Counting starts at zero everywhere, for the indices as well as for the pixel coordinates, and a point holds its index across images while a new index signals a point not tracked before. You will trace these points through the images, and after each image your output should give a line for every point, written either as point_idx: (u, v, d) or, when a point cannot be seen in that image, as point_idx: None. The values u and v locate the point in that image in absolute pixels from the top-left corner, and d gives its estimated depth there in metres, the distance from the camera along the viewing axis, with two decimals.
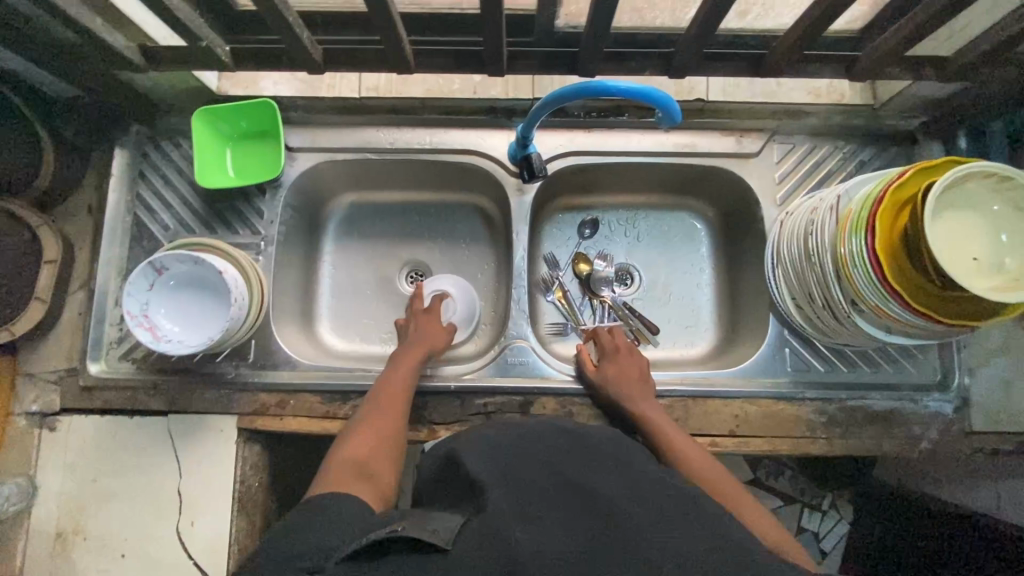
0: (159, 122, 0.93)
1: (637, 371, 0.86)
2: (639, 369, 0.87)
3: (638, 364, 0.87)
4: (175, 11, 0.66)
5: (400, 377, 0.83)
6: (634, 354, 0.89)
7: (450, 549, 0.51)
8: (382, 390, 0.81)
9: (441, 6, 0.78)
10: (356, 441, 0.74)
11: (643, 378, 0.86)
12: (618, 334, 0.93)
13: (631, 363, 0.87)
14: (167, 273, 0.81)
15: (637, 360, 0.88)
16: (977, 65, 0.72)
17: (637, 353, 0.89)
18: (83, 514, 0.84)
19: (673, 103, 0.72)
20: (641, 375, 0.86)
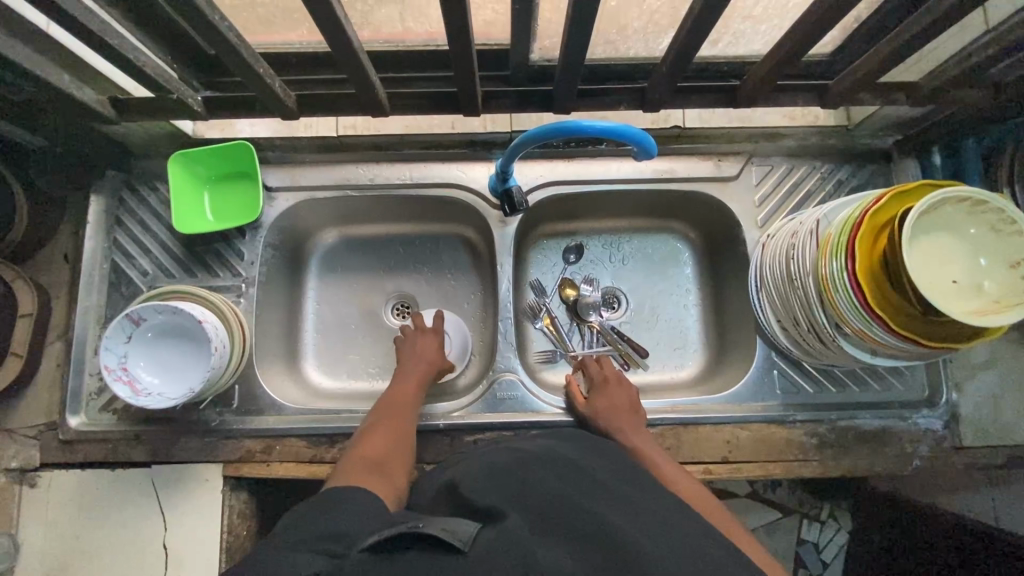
0: (135, 167, 0.91)
1: (626, 400, 0.86)
2: (627, 398, 0.87)
3: (627, 395, 0.87)
4: (143, 66, 0.66)
5: (410, 392, 0.84)
6: (623, 382, 0.89)
7: (468, 551, 0.49)
8: (392, 404, 0.82)
9: (415, 44, 0.78)
10: (368, 448, 0.74)
11: (632, 407, 0.86)
12: (607, 363, 0.93)
13: (621, 393, 0.87)
14: (145, 324, 0.79)
15: (626, 390, 0.88)
16: (948, 87, 0.72)
17: (625, 383, 0.89)
18: (66, 572, 0.82)
19: (649, 138, 0.72)
20: (630, 405, 0.86)
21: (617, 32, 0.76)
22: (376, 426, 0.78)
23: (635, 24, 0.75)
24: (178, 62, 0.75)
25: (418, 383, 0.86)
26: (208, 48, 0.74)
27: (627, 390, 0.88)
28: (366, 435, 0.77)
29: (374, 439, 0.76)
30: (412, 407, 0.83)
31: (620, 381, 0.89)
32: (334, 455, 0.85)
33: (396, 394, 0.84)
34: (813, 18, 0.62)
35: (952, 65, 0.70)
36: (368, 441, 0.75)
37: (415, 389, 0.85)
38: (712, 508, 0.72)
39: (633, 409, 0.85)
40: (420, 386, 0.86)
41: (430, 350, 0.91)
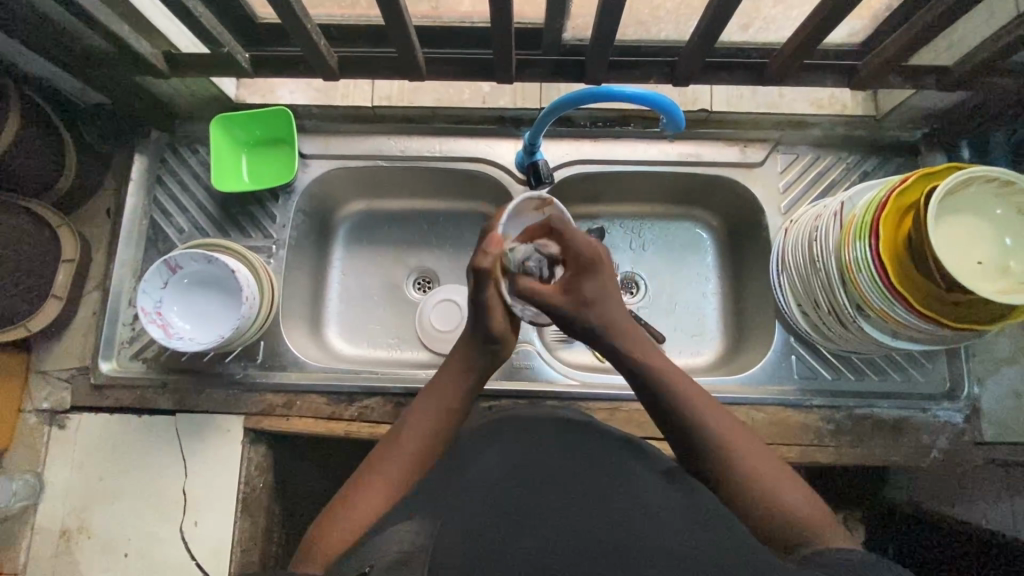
0: (178, 129, 0.96)
1: (598, 298, 0.64)
2: (595, 293, 0.64)
3: (592, 288, 0.63)
4: (201, 17, 0.71)
5: (440, 406, 0.66)
6: (600, 264, 0.63)
7: None
8: (415, 416, 0.66)
9: (452, 20, 0.82)
10: (373, 485, 0.61)
11: (610, 300, 0.65)
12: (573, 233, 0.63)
13: (576, 295, 0.63)
14: (181, 272, 0.84)
15: (584, 286, 0.63)
16: (975, 74, 0.74)
17: (599, 267, 0.64)
18: (88, 511, 0.85)
19: (678, 110, 0.77)
20: (592, 303, 0.63)
21: (648, 13, 0.80)
22: (393, 445, 0.64)
23: (667, 6, 0.79)
24: (230, 25, 0.80)
25: (453, 392, 0.67)
26: (275, 18, 0.80)
27: (610, 268, 0.65)
28: (376, 457, 0.64)
29: (384, 470, 0.62)
30: (439, 428, 0.65)
31: (601, 260, 0.63)
32: (352, 414, 0.87)
33: (423, 403, 0.66)
34: None
35: (979, 51, 0.71)
36: (375, 474, 0.62)
37: (446, 400, 0.66)
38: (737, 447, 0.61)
39: (615, 300, 0.65)
40: (457, 398, 0.67)
41: (494, 315, 0.65)
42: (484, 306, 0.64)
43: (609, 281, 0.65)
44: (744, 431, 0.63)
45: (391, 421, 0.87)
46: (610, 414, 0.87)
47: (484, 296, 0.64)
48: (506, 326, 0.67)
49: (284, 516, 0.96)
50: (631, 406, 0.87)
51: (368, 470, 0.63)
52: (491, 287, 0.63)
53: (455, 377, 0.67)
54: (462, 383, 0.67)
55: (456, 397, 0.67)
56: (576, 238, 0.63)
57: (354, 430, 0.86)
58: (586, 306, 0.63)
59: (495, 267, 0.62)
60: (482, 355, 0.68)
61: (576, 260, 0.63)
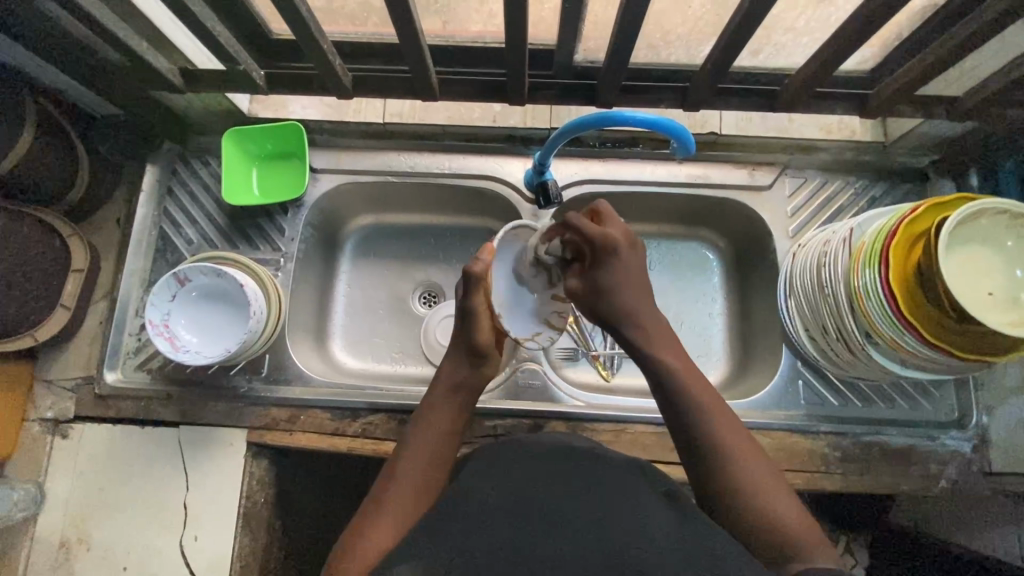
0: (191, 141, 0.96)
1: (620, 288, 0.70)
2: (611, 284, 0.70)
3: (608, 280, 0.69)
4: (218, 36, 0.72)
5: (437, 427, 0.70)
6: (618, 258, 0.69)
7: None
8: (413, 440, 0.69)
9: (465, 40, 0.82)
10: (383, 510, 0.62)
11: (637, 289, 0.71)
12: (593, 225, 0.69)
13: (593, 286, 0.70)
14: (189, 285, 0.85)
15: (599, 277, 0.69)
16: (987, 104, 0.74)
17: (616, 258, 0.69)
18: (88, 523, 0.85)
19: (688, 134, 0.77)
20: (607, 292, 0.69)
21: (660, 37, 0.80)
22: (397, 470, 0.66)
23: (679, 31, 0.78)
24: (245, 40, 0.80)
25: (445, 412, 0.72)
26: (289, 34, 0.80)
27: (631, 258, 0.71)
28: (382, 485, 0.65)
29: (396, 495, 0.63)
30: (438, 448, 0.68)
31: (617, 254, 0.69)
32: (356, 430, 0.87)
33: (419, 429, 0.70)
34: (857, 23, 0.65)
35: (991, 82, 0.72)
36: (383, 502, 0.63)
37: (441, 422, 0.71)
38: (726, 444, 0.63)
39: (630, 286, 0.70)
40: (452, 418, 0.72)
41: (479, 323, 0.74)
42: (473, 310, 0.74)
43: (627, 266, 0.70)
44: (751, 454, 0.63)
45: (396, 438, 0.86)
46: (616, 436, 0.87)
47: (474, 304, 0.74)
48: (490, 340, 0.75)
49: (286, 530, 0.96)
50: (636, 428, 0.87)
51: (376, 497, 0.64)
52: (478, 291, 0.73)
53: (446, 401, 0.73)
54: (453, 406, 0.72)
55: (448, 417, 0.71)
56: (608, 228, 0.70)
57: (357, 446, 0.86)
58: (599, 296, 0.69)
59: (485, 275, 0.72)
60: (467, 369, 0.75)
61: (597, 251, 0.69)
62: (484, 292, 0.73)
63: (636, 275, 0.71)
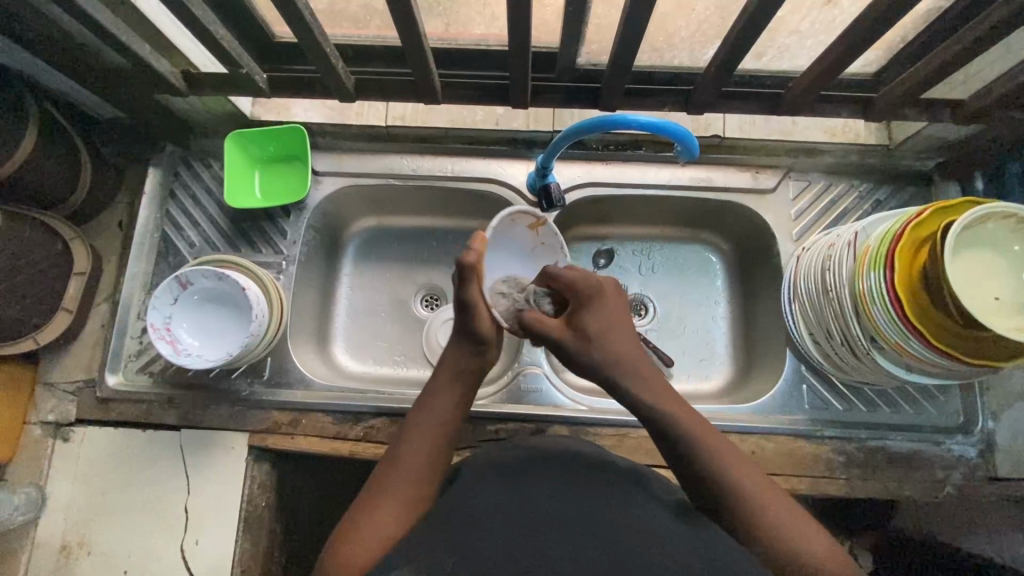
0: (192, 144, 0.96)
1: (607, 332, 0.66)
2: (597, 328, 0.66)
3: (592, 324, 0.66)
4: (221, 40, 0.72)
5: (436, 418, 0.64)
6: (602, 302, 0.67)
7: None
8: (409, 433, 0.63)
9: (467, 43, 0.82)
10: (377, 507, 0.58)
11: (625, 334, 0.67)
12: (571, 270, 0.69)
13: (578, 328, 0.67)
14: (191, 288, 0.84)
15: (583, 321, 0.67)
16: (993, 107, 0.73)
17: (597, 302, 0.67)
18: (90, 527, 0.84)
19: (692, 137, 0.77)
20: (595, 336, 0.66)
21: (663, 40, 0.79)
22: (391, 466, 0.61)
23: (682, 34, 0.78)
24: (248, 44, 0.80)
25: (445, 401, 0.65)
26: (291, 37, 0.81)
27: (613, 304, 0.68)
28: (375, 483, 0.60)
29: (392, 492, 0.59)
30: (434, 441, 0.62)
31: (600, 297, 0.67)
32: (357, 434, 0.87)
33: (415, 420, 0.64)
34: (863, 25, 0.64)
35: (997, 85, 0.71)
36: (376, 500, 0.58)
37: (437, 412, 0.64)
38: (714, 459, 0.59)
39: (615, 330, 0.67)
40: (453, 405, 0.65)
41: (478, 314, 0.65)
42: (468, 303, 0.64)
43: (612, 312, 0.67)
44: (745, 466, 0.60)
45: None
46: (619, 441, 0.86)
47: (471, 294, 0.64)
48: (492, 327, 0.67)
49: (287, 533, 0.96)
50: (639, 432, 0.86)
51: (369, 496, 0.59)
52: (472, 284, 0.64)
53: (446, 389, 0.66)
54: (453, 395, 0.66)
55: (448, 405, 0.65)
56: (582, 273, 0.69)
57: (359, 450, 0.86)
58: (585, 340, 0.66)
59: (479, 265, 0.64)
60: (468, 356, 0.67)
61: (576, 298, 0.68)
62: (478, 281, 0.65)
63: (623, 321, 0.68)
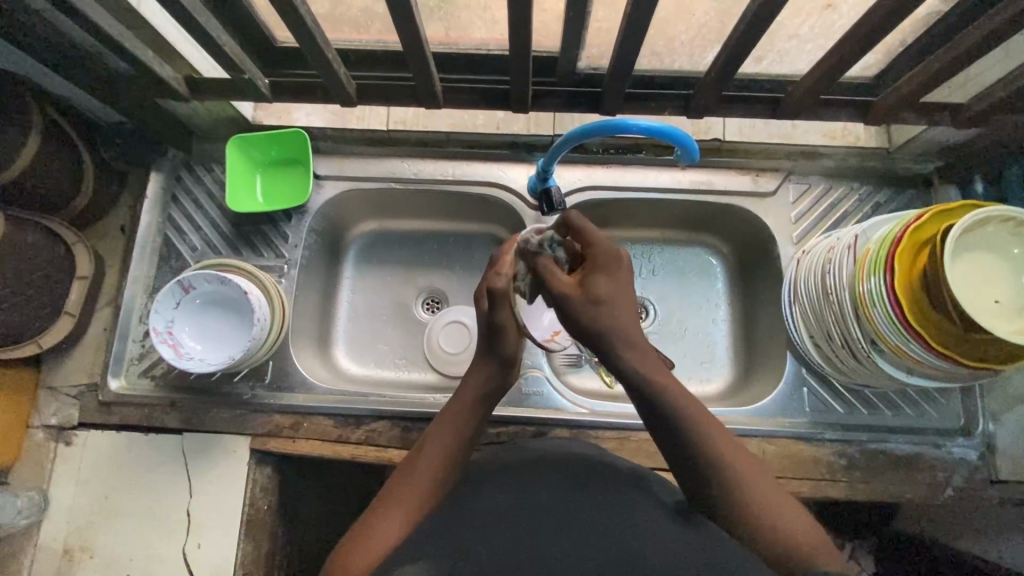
0: (194, 148, 0.97)
1: (615, 299, 0.60)
2: (608, 292, 0.60)
3: (604, 285, 0.60)
4: (224, 45, 0.72)
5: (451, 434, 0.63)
6: (619, 267, 0.61)
7: None
8: (426, 446, 0.62)
9: (469, 47, 0.82)
10: (387, 515, 0.58)
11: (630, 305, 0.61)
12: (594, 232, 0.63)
13: (587, 287, 0.60)
14: (193, 292, 0.85)
15: (596, 281, 0.60)
16: (992, 111, 0.74)
17: (617, 269, 0.61)
18: (92, 530, 0.85)
19: (691, 141, 0.77)
20: (604, 300, 0.60)
21: (663, 44, 0.80)
22: (405, 476, 0.61)
23: (682, 38, 0.79)
24: (250, 49, 0.81)
25: (465, 418, 0.64)
26: (292, 41, 0.81)
27: (628, 273, 0.62)
28: (387, 491, 0.60)
29: (401, 502, 0.59)
30: (450, 458, 0.62)
31: (618, 262, 0.61)
32: (359, 437, 0.87)
33: (433, 434, 0.63)
34: (862, 30, 0.65)
35: (997, 89, 0.72)
36: (387, 508, 0.58)
37: (456, 427, 0.63)
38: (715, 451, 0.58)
39: (626, 299, 0.61)
40: (470, 424, 0.64)
41: (506, 336, 0.64)
42: (497, 326, 0.63)
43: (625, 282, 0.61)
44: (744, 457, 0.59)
45: (398, 446, 0.86)
46: (619, 444, 0.86)
47: (501, 318, 0.63)
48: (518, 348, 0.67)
49: (289, 536, 0.96)
50: (640, 435, 0.87)
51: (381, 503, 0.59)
52: (505, 305, 0.63)
53: (467, 407, 0.65)
54: (472, 413, 0.64)
55: (468, 423, 0.64)
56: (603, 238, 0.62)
57: (360, 453, 0.86)
58: (593, 304, 0.60)
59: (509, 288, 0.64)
60: (495, 378, 0.66)
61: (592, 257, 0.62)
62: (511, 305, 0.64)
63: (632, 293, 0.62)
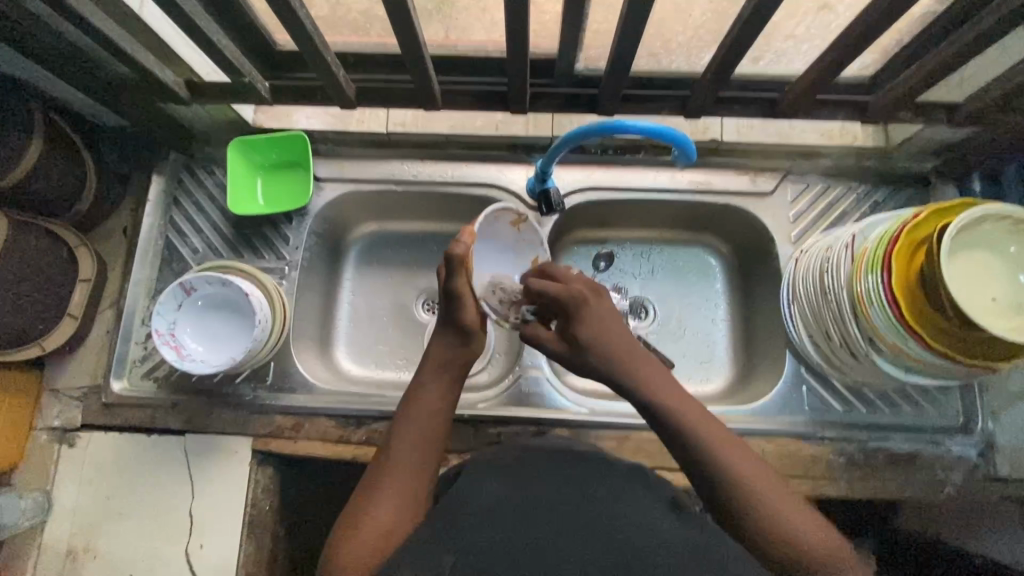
0: (196, 151, 0.97)
1: (603, 338, 0.70)
2: (593, 333, 0.70)
3: (586, 330, 0.70)
4: (223, 49, 0.73)
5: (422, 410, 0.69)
6: (589, 310, 0.70)
7: None
8: (402, 428, 0.67)
9: (467, 49, 0.83)
10: (378, 497, 0.62)
11: (619, 337, 0.70)
12: (557, 286, 0.71)
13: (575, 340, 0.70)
14: (195, 294, 0.85)
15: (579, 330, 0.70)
16: (989, 110, 0.74)
17: (587, 308, 0.70)
18: (96, 530, 0.85)
19: (689, 142, 0.78)
20: (591, 347, 0.69)
21: (661, 45, 0.80)
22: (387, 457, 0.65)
23: (679, 39, 0.79)
24: (251, 52, 0.81)
25: (432, 394, 0.70)
26: (292, 44, 0.81)
27: (603, 307, 0.71)
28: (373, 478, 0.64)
29: (389, 481, 0.63)
30: (425, 428, 0.68)
31: (588, 303, 0.70)
32: (360, 437, 0.87)
33: (404, 417, 0.69)
34: (858, 29, 0.65)
35: (993, 88, 0.72)
36: (378, 490, 0.62)
37: (427, 402, 0.70)
38: (725, 453, 0.62)
39: (611, 332, 0.70)
40: (440, 396, 0.71)
41: (462, 302, 0.71)
42: (454, 292, 0.71)
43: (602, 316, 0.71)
44: (758, 463, 0.63)
45: None
46: (619, 443, 0.87)
47: (456, 284, 0.71)
48: (475, 319, 0.73)
49: (290, 537, 0.96)
50: (640, 434, 0.87)
51: (369, 487, 0.63)
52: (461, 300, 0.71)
53: (433, 380, 0.72)
54: (441, 386, 0.71)
55: (437, 394, 0.70)
56: (564, 284, 0.72)
57: (361, 453, 0.86)
58: (580, 350, 0.70)
59: (466, 256, 0.70)
60: (455, 347, 0.73)
61: (565, 307, 0.70)
62: (465, 272, 0.71)
63: (610, 321, 0.71)
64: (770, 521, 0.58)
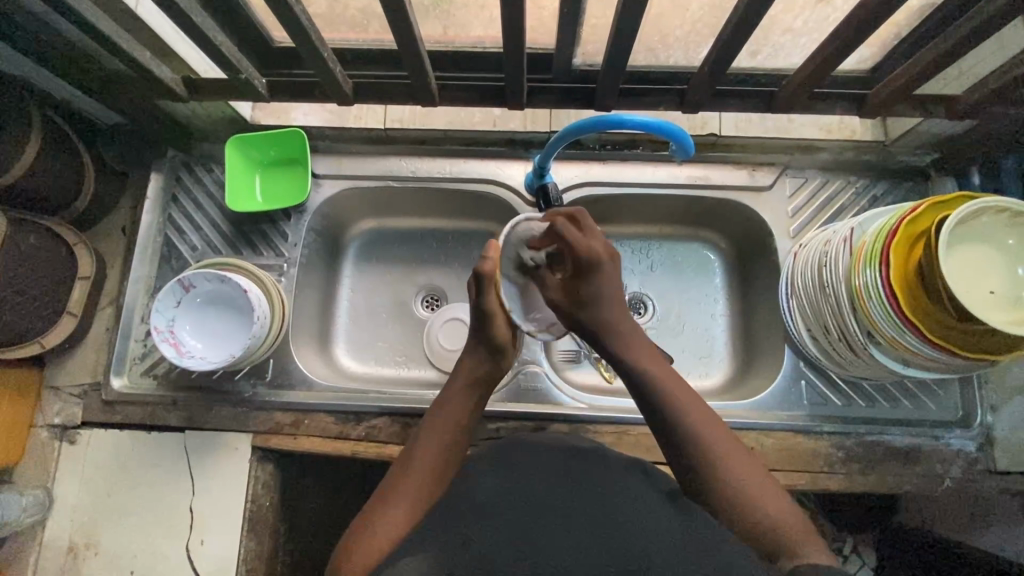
0: (194, 149, 0.97)
1: (604, 301, 0.70)
2: (598, 293, 0.70)
3: (592, 290, 0.70)
4: (221, 45, 0.73)
5: (447, 424, 0.68)
6: (601, 268, 0.70)
7: None
8: (423, 436, 0.67)
9: (465, 45, 0.83)
10: (393, 505, 0.61)
11: (620, 302, 0.71)
12: (577, 238, 0.69)
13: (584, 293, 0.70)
14: (194, 291, 0.86)
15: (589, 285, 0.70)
16: (987, 103, 0.74)
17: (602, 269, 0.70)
18: (97, 527, 0.86)
19: (686, 136, 0.77)
20: (593, 302, 0.70)
21: (658, 39, 0.80)
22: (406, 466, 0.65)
23: (677, 33, 0.79)
24: (247, 49, 0.81)
25: (459, 409, 0.70)
26: (289, 42, 0.81)
27: (615, 271, 0.71)
28: (388, 488, 0.63)
29: (406, 491, 0.62)
30: (449, 442, 0.67)
31: (604, 263, 0.70)
32: (359, 433, 0.87)
33: (429, 429, 0.68)
34: (855, 22, 0.65)
35: (990, 80, 0.72)
36: (393, 500, 0.61)
37: (453, 416, 0.69)
38: (700, 426, 0.63)
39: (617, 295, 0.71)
40: (465, 412, 0.70)
41: (495, 321, 0.72)
42: (487, 310, 0.71)
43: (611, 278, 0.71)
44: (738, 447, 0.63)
45: (398, 442, 0.87)
46: (618, 438, 0.87)
47: (489, 302, 0.71)
48: (506, 334, 0.73)
49: (292, 534, 0.97)
50: (639, 429, 0.87)
51: (382, 496, 0.62)
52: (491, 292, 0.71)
53: (461, 395, 0.71)
54: (467, 402, 0.71)
55: (463, 410, 0.70)
56: (586, 240, 0.70)
57: (361, 449, 0.87)
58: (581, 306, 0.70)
59: (495, 273, 0.72)
60: (483, 363, 0.73)
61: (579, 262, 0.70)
62: (495, 289, 0.72)
63: (618, 288, 0.71)
64: (739, 493, 0.59)
